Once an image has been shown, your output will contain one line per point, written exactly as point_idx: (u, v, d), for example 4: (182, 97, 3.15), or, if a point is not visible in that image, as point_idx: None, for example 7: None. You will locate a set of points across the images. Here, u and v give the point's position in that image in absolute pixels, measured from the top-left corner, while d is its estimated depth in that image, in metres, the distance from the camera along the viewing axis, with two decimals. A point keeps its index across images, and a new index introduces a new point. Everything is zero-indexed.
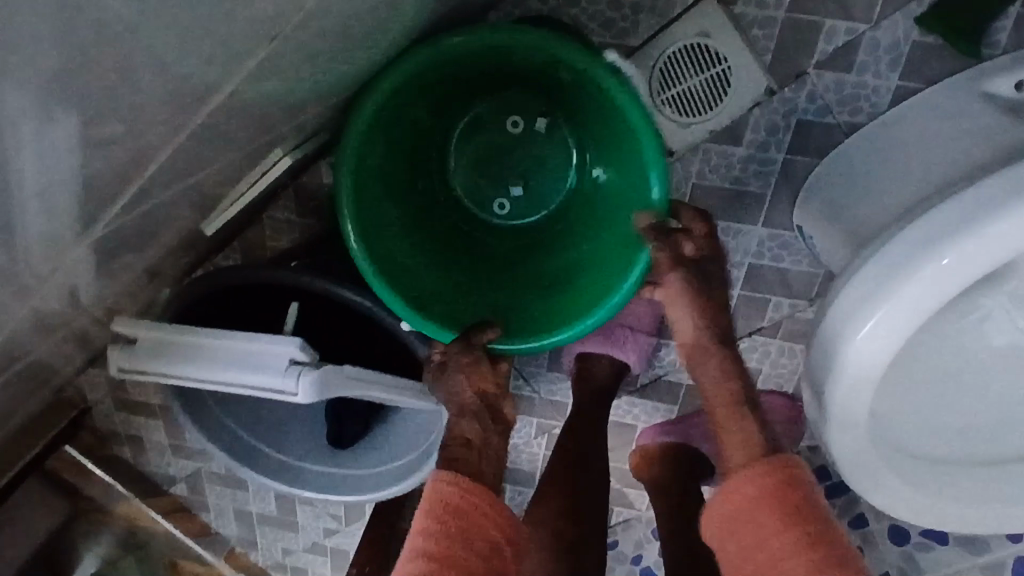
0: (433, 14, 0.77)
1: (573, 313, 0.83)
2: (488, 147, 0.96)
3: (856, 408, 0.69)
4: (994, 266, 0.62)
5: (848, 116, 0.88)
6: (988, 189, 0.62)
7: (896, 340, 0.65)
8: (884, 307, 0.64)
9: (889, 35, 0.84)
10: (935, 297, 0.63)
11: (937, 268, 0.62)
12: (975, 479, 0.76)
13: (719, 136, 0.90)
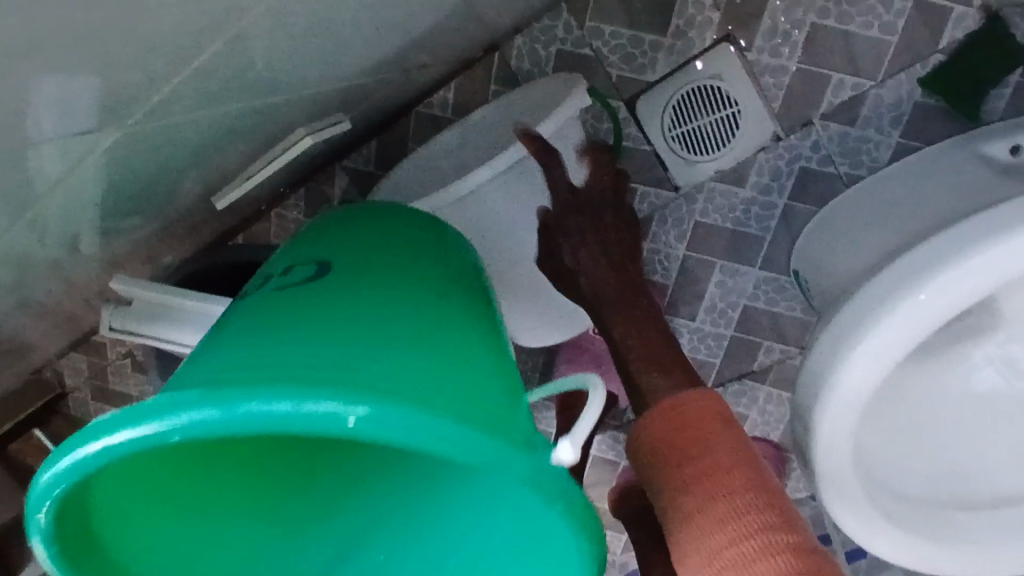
0: (465, 35, 0.81)
1: None
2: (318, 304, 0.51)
3: (842, 444, 0.63)
4: (996, 289, 0.58)
5: (849, 168, 0.90)
6: (996, 212, 0.58)
7: (887, 367, 0.60)
8: (875, 329, 0.59)
9: (894, 94, 0.87)
10: (930, 322, 0.58)
11: (932, 290, 0.57)
12: (985, 545, 0.66)
13: (723, 176, 0.92)
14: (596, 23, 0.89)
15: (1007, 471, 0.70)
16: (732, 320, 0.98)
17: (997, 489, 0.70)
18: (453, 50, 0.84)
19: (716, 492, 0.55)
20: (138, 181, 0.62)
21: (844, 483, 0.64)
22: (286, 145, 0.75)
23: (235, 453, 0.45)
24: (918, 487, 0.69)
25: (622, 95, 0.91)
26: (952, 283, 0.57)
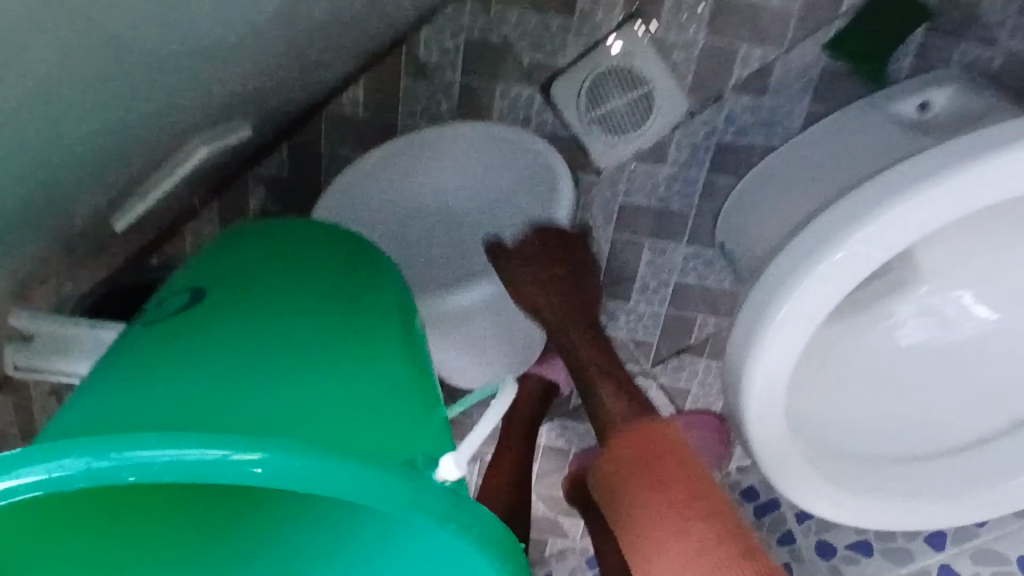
0: (366, 31, 0.79)
1: None
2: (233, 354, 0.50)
3: (771, 410, 0.63)
4: (908, 244, 0.58)
5: (764, 137, 0.91)
6: (899, 169, 0.58)
7: (808, 331, 0.60)
8: (793, 292, 0.59)
9: (800, 60, 0.87)
10: (845, 281, 0.59)
11: (846, 248, 0.57)
12: (903, 494, 0.67)
13: (644, 155, 0.92)
14: (503, 9, 0.87)
15: (947, 423, 0.71)
16: (666, 297, 0.99)
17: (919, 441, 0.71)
18: (357, 46, 0.81)
19: (684, 522, 0.57)
20: (25, 212, 0.59)
21: (776, 441, 0.64)
22: (181, 159, 0.74)
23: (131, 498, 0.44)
24: (848, 442, 0.69)
25: (536, 81, 0.90)
26: (865, 242, 0.57)
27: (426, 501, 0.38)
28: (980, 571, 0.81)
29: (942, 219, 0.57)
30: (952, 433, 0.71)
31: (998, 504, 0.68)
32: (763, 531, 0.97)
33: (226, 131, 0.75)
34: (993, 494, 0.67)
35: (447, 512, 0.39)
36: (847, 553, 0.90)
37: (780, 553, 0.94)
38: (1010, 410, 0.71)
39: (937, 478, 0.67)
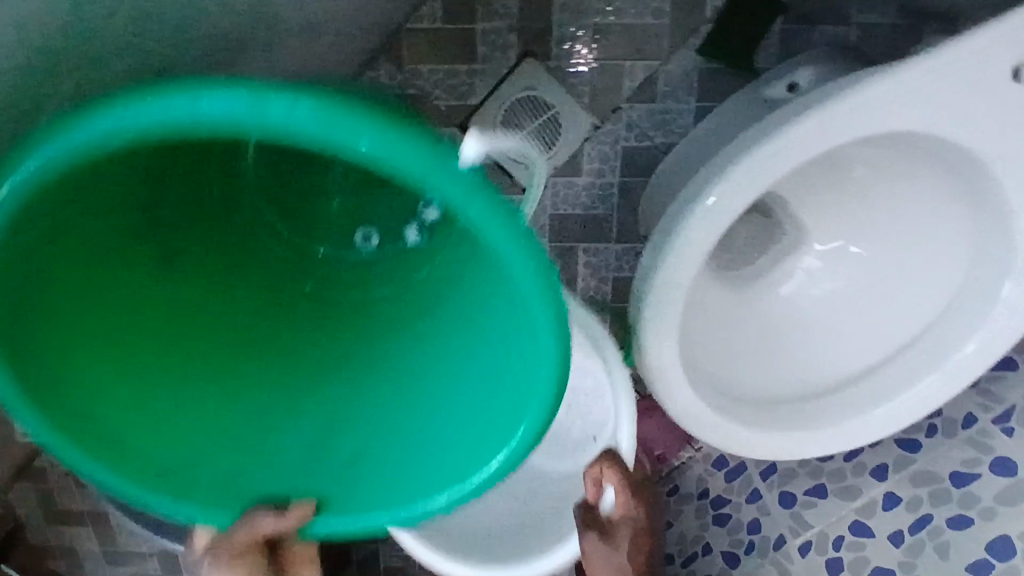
0: None
1: (357, 493, 0.59)
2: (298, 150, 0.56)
3: (665, 364, 0.71)
4: (758, 197, 0.66)
5: (663, 138, 1.02)
6: (742, 140, 0.68)
7: (684, 287, 0.68)
8: (665, 256, 0.67)
9: (680, 67, 0.98)
10: (708, 237, 0.66)
11: (701, 210, 0.65)
12: (806, 425, 0.78)
13: (562, 171, 1.03)
14: (414, 66, 0.99)
15: (852, 356, 0.81)
16: (608, 294, 1.09)
17: (817, 376, 0.81)
18: None
19: None
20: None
21: (679, 397, 0.72)
22: None
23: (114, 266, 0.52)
24: (753, 388, 0.80)
25: (455, 121, 1.01)
26: (719, 203, 0.65)
27: (445, 175, 0.39)
28: (919, 492, 0.88)
29: (779, 172, 0.64)
30: (854, 362, 0.81)
31: (897, 419, 0.78)
32: (736, 496, 1.06)
33: None
34: (887, 408, 0.78)
35: (464, 191, 0.40)
36: (806, 498, 0.98)
37: (749, 510, 1.02)
38: (893, 330, 0.80)
39: (834, 407, 0.79)
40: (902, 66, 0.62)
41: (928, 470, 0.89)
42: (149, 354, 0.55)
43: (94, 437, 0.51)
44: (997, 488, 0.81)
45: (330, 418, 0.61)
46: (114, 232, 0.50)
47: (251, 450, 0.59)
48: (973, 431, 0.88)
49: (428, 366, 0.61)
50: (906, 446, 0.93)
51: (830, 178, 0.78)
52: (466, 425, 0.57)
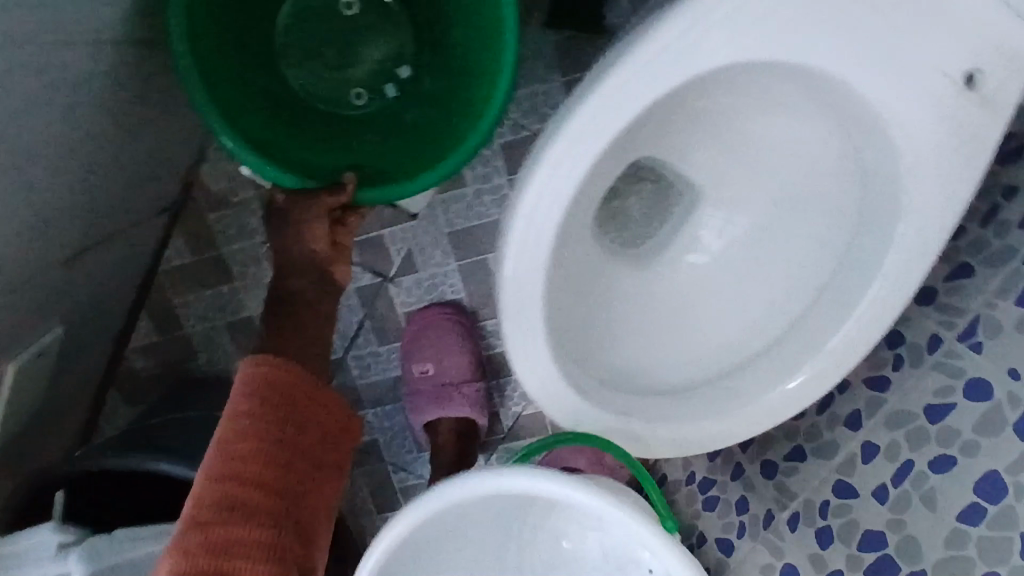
0: (143, 200, 0.83)
1: (435, 160, 0.73)
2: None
3: (556, 386, 0.62)
4: (591, 169, 0.57)
5: (540, 123, 0.92)
6: (565, 106, 0.58)
7: (538, 278, 0.58)
8: (510, 246, 0.57)
9: (533, 44, 0.89)
10: (550, 220, 0.57)
11: (534, 186, 0.56)
12: (722, 407, 0.68)
13: (445, 187, 0.95)
14: None
15: (775, 308, 0.71)
16: None
17: (732, 347, 0.71)
18: (147, 212, 0.86)
19: None
20: None
21: (577, 411, 0.64)
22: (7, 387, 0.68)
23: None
24: (657, 378, 0.70)
25: None
26: (554, 175, 0.56)
27: None
28: (896, 437, 0.78)
29: (600, 145, 0.56)
30: (778, 317, 0.71)
31: (817, 378, 0.67)
32: (721, 474, 0.98)
33: (71, 337, 0.80)
34: (805, 374, 0.67)
35: None
36: (788, 464, 0.89)
37: (736, 488, 0.94)
38: (801, 281, 0.70)
39: (757, 375, 0.68)
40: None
41: (903, 409, 0.79)
42: (212, 75, 0.69)
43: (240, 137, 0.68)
44: (975, 418, 0.72)
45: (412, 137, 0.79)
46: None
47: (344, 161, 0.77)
48: (940, 355, 0.79)
49: (469, 86, 0.76)
50: (879, 387, 0.83)
51: (703, 123, 0.66)
52: (462, 71, 0.79)
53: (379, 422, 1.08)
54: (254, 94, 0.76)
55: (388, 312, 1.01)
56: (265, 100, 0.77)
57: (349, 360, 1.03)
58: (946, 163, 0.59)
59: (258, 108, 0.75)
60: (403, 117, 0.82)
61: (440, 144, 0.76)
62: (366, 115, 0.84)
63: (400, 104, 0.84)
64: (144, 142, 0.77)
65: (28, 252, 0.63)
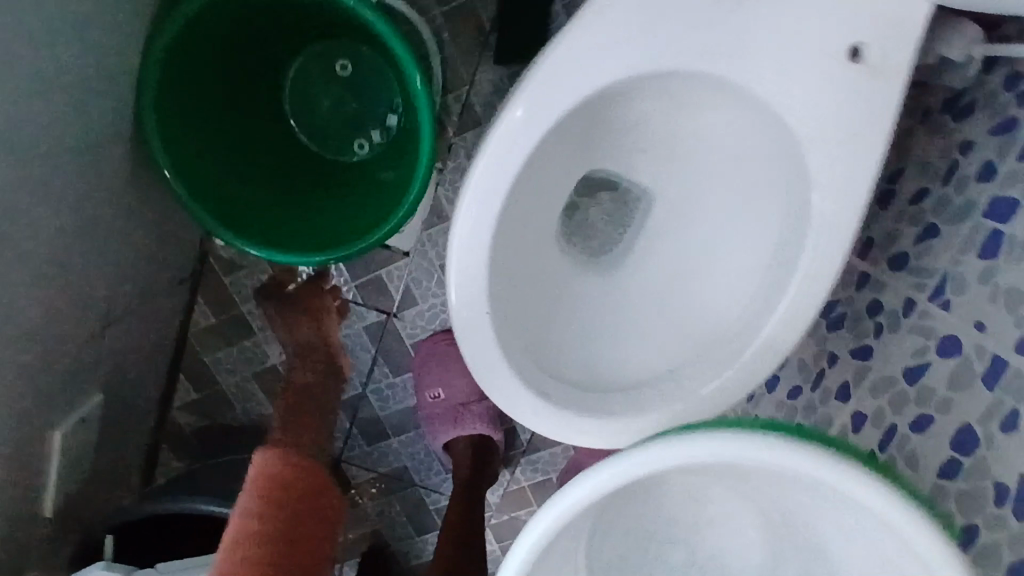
0: (164, 270, 0.94)
1: (382, 221, 0.81)
2: (328, 68, 0.93)
3: (518, 392, 0.67)
4: (511, 193, 0.62)
5: None
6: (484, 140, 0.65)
7: (480, 296, 0.64)
8: (454, 274, 0.63)
9: (489, 83, 0.98)
10: (481, 245, 0.63)
11: (463, 219, 0.62)
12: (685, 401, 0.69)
13: (429, 223, 1.02)
14: None
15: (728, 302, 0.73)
16: None
17: (692, 342, 0.73)
18: (170, 282, 0.97)
19: None
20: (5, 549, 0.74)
21: (542, 414, 0.68)
22: (57, 448, 0.79)
23: (197, 112, 0.81)
24: (616, 376, 0.73)
25: None
26: (479, 204, 0.62)
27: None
28: (881, 404, 0.79)
29: (512, 170, 0.61)
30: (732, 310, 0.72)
31: (758, 366, 0.68)
32: None
33: (113, 398, 0.90)
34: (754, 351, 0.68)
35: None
36: None
37: None
38: (743, 269, 0.72)
39: (712, 361, 0.70)
40: (586, 13, 0.59)
41: (884, 375, 0.80)
42: (204, 171, 0.80)
43: (223, 220, 0.79)
44: (948, 373, 0.72)
45: (375, 207, 0.86)
46: (214, 100, 0.83)
47: (318, 232, 0.85)
48: (914, 318, 0.79)
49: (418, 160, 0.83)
50: (862, 356, 0.84)
51: (621, 134, 0.72)
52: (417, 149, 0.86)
53: (405, 447, 1.14)
54: (249, 177, 0.86)
55: (397, 345, 1.09)
56: (258, 179, 0.87)
57: (368, 394, 1.11)
58: (846, 141, 0.61)
59: (251, 188, 0.86)
60: (376, 187, 0.90)
61: (389, 210, 0.82)
62: (348, 186, 0.92)
63: (378, 176, 0.91)
64: (155, 222, 0.87)
65: (55, 328, 0.73)
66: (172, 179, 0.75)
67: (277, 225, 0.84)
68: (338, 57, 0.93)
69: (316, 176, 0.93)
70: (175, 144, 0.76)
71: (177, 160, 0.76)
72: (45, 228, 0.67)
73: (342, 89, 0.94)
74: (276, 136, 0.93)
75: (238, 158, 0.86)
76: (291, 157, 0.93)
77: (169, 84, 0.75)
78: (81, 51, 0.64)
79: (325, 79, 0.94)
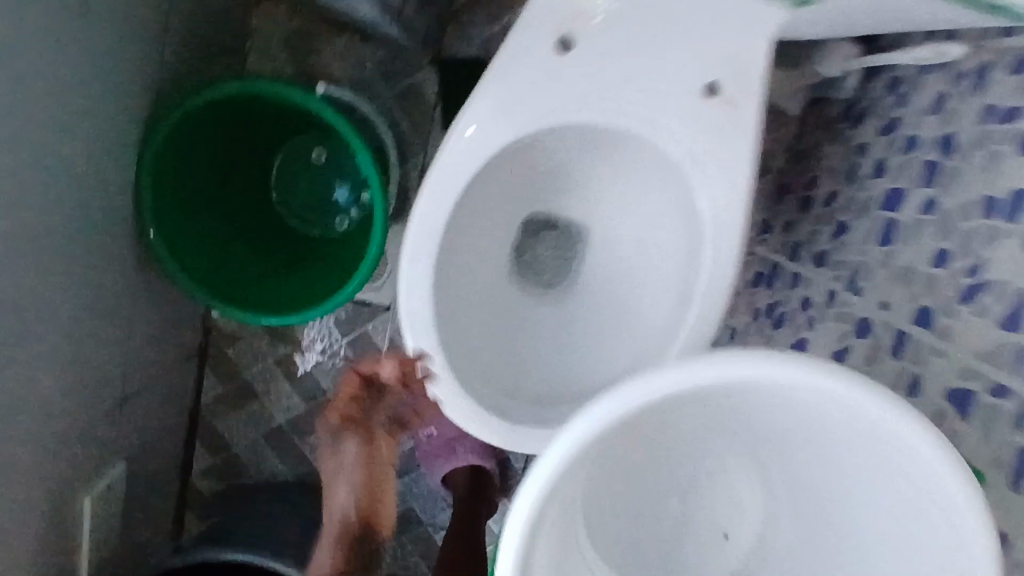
0: (172, 349, 1.05)
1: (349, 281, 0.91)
2: (304, 151, 1.05)
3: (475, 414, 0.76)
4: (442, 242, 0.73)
5: None
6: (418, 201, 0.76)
7: (430, 332, 0.74)
8: (405, 318, 0.74)
9: None
10: (424, 290, 0.73)
11: (406, 271, 0.73)
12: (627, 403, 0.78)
13: None
14: None
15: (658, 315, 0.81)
16: None
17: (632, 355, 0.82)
18: (178, 359, 1.08)
19: None
20: None
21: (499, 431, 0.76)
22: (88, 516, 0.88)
23: (191, 204, 0.92)
24: (564, 391, 0.82)
25: None
26: (417, 255, 0.73)
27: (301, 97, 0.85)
28: None
29: (440, 223, 0.72)
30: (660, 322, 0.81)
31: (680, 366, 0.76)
32: None
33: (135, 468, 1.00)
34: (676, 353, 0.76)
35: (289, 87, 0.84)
36: None
37: None
38: (660, 281, 0.81)
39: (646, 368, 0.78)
40: (484, 85, 0.69)
41: None
42: (199, 255, 0.92)
43: (216, 294, 0.90)
44: (866, 353, 0.79)
45: (346, 270, 0.96)
46: (206, 192, 0.95)
47: (300, 298, 0.96)
48: (836, 307, 0.87)
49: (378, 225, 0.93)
50: (795, 347, 0.91)
51: (540, 179, 0.83)
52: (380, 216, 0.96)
53: (409, 488, 1.23)
54: (239, 255, 0.98)
55: None
56: (247, 256, 0.98)
57: None
58: (720, 165, 0.71)
59: (241, 265, 0.97)
60: (348, 252, 1.00)
61: (355, 271, 0.92)
62: (325, 254, 1.03)
63: (351, 242, 1.01)
64: (159, 307, 0.99)
65: (77, 408, 0.84)
66: (171, 265, 0.86)
67: (264, 294, 0.95)
68: (311, 141, 1.05)
69: (299, 247, 1.04)
70: (172, 236, 0.88)
71: (175, 249, 0.88)
72: (62, 322, 0.78)
73: (317, 169, 1.06)
74: (263, 215, 1.04)
75: (229, 238, 0.97)
76: (276, 232, 1.04)
77: (164, 187, 0.87)
78: (86, 174, 0.77)
79: (302, 162, 1.06)
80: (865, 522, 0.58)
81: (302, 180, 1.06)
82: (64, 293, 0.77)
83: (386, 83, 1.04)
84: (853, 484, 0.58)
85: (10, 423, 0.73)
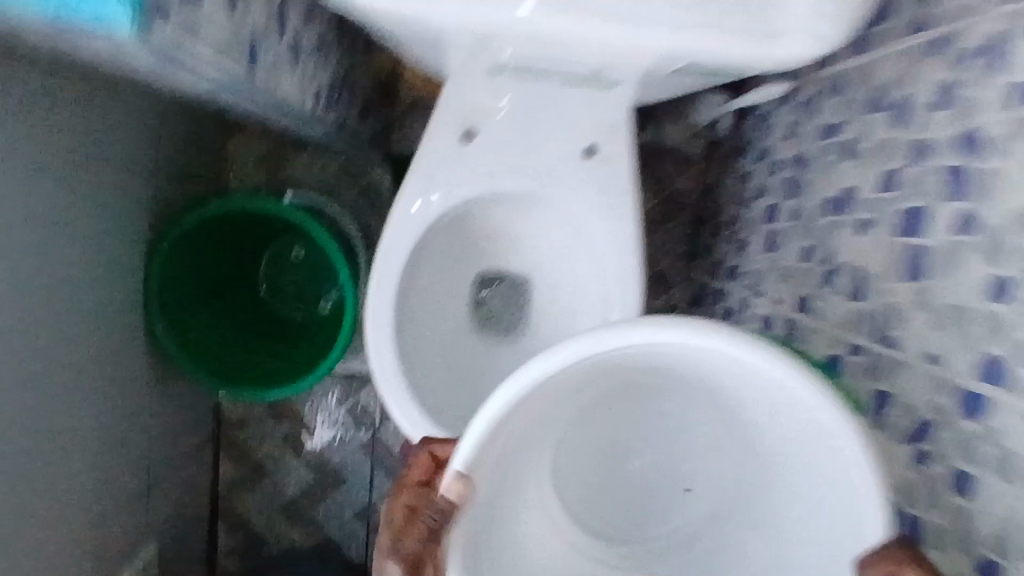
0: (189, 440, 1.19)
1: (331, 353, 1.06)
2: (284, 251, 1.23)
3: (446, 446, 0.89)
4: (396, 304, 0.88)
5: None
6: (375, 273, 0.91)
7: (400, 381, 0.88)
8: (377, 372, 0.88)
9: None
10: (388, 346, 0.88)
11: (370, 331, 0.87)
12: None
13: None
14: None
15: None
16: None
17: None
18: (195, 449, 1.22)
19: None
20: None
21: None
22: None
23: (191, 305, 1.08)
24: None
25: None
26: (378, 318, 0.88)
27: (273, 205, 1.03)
28: None
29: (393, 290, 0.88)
30: None
31: None
32: None
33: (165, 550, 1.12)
34: None
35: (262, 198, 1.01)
36: None
37: None
38: (591, 310, 0.96)
39: None
40: (410, 176, 0.86)
41: None
42: (200, 347, 1.07)
43: (217, 379, 1.05)
44: None
45: (328, 346, 1.12)
46: (203, 294, 1.11)
47: (289, 375, 1.11)
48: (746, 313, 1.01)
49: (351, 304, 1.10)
50: None
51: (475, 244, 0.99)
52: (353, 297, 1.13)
53: None
54: (235, 344, 1.13)
55: (386, 455, 1.31)
56: (242, 344, 1.14)
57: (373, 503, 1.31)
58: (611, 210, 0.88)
59: (237, 353, 1.12)
60: (328, 332, 1.16)
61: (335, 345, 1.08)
62: (309, 335, 1.18)
63: (330, 324, 1.17)
64: (174, 402, 1.14)
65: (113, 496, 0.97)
66: (178, 357, 1.01)
67: (259, 375, 1.10)
68: (290, 241, 1.22)
69: (286, 333, 1.20)
70: (177, 333, 1.04)
71: (180, 344, 1.03)
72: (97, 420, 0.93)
73: (296, 264, 1.23)
74: (253, 309, 1.20)
75: (224, 330, 1.13)
76: (266, 321, 1.20)
77: (168, 294, 1.04)
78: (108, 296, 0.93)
79: (283, 260, 1.23)
80: (781, 461, 0.67)
81: (284, 275, 1.23)
82: (96, 393, 0.92)
83: (347, 185, 1.22)
84: (766, 429, 0.67)
85: (59, 511, 0.86)
